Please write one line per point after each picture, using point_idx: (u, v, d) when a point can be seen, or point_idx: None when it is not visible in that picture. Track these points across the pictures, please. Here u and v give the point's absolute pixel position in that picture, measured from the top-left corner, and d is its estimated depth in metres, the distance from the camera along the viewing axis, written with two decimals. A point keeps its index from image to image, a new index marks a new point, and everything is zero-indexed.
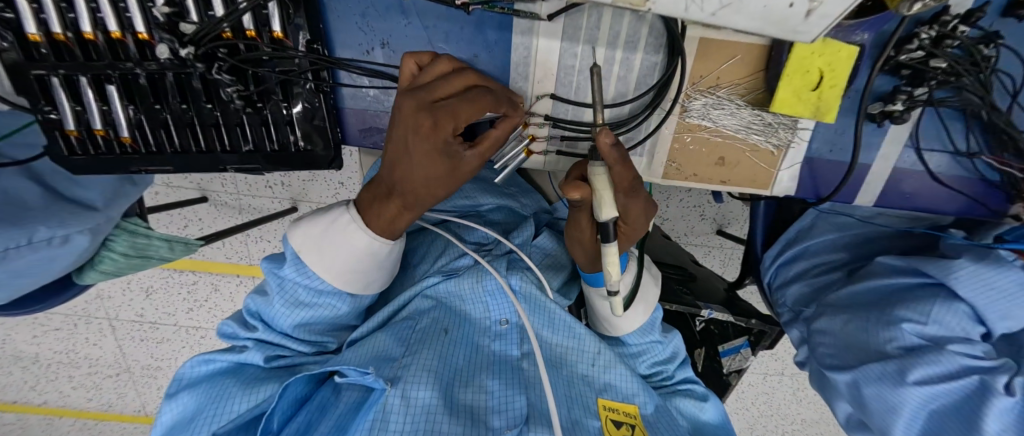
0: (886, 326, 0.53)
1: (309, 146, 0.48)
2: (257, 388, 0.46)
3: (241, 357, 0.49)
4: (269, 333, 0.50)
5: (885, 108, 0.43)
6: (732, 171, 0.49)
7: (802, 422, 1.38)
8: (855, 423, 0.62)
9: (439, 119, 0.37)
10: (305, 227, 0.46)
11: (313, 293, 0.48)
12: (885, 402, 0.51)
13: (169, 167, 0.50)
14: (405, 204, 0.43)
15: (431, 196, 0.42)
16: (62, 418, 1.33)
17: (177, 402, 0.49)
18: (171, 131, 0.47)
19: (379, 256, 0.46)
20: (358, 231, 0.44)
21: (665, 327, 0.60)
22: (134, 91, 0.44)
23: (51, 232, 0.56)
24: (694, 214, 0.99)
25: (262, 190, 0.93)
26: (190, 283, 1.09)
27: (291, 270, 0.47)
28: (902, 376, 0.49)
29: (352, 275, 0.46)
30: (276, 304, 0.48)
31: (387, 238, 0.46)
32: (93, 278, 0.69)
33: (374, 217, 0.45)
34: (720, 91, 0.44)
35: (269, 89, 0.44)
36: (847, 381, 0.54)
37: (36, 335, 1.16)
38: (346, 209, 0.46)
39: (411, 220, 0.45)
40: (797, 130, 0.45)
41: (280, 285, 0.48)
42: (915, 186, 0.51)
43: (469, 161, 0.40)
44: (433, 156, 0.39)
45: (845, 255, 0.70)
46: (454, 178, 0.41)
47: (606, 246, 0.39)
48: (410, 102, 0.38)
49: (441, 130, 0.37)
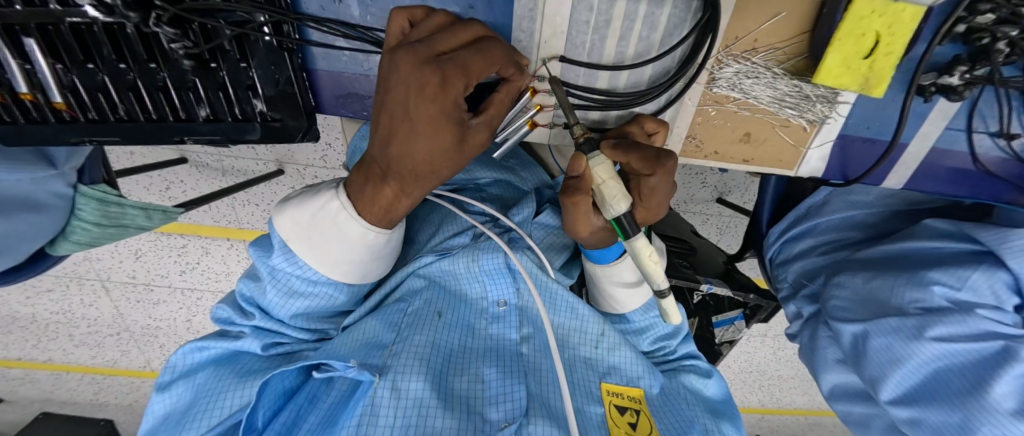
0: (916, 287, 0.51)
1: (278, 116, 0.43)
2: (250, 381, 0.43)
3: (237, 344, 0.46)
4: (267, 320, 0.46)
5: (938, 80, 0.38)
6: (758, 148, 0.45)
7: (779, 377, 1.42)
8: (840, 392, 0.62)
9: (448, 74, 0.31)
10: (293, 212, 0.41)
11: (308, 282, 0.43)
12: (890, 355, 0.50)
13: (116, 138, 0.44)
14: (403, 188, 0.38)
15: (433, 175, 0.37)
16: (70, 373, 1.33)
17: (171, 393, 0.46)
18: (111, 95, 0.41)
19: (374, 246, 0.42)
20: (350, 221, 0.39)
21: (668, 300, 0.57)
22: (61, 47, 0.37)
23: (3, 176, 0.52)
24: (696, 182, 0.93)
25: (244, 151, 0.86)
26: (181, 246, 1.03)
27: (280, 258, 0.42)
28: (921, 332, 0.48)
29: (346, 267, 0.42)
30: (269, 293, 0.43)
31: (381, 228, 0.41)
32: (67, 248, 0.64)
33: (371, 204, 0.39)
34: (756, 57, 0.38)
35: (222, 46, 0.37)
36: (857, 331, 0.53)
37: (29, 296, 1.12)
38: (335, 195, 0.40)
39: (409, 205, 0.40)
40: (836, 104, 0.40)
41: (273, 274, 0.43)
42: (952, 164, 0.46)
43: (476, 131, 0.36)
44: (439, 125, 0.33)
45: (860, 233, 0.66)
46: (461, 153, 0.36)
47: (635, 241, 0.34)
48: (406, 54, 0.31)
49: (450, 89, 0.32)
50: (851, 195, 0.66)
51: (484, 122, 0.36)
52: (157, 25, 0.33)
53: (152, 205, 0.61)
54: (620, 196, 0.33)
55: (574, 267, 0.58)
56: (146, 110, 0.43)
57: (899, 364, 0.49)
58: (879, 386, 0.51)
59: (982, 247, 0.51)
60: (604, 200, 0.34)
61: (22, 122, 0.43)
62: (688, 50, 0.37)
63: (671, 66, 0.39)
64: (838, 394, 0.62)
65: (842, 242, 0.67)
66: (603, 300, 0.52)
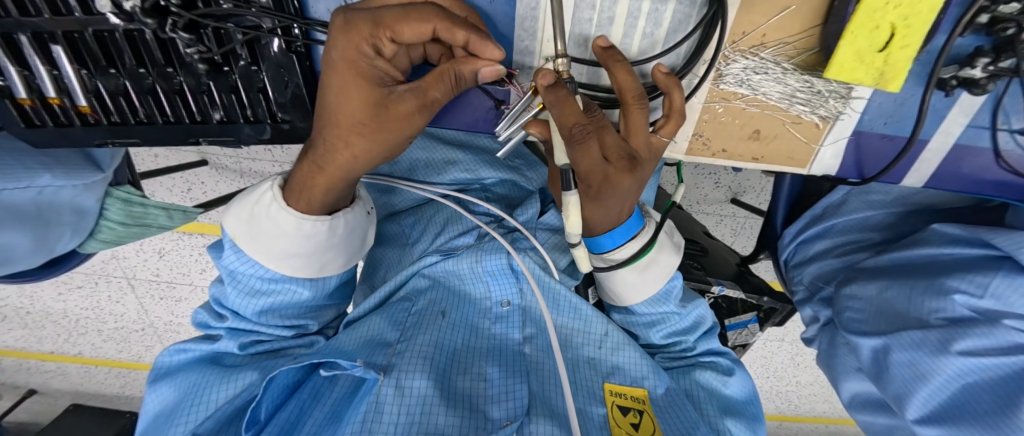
0: (935, 296, 0.49)
1: (288, 117, 0.44)
2: (235, 376, 0.44)
3: (214, 347, 0.47)
4: (237, 321, 0.47)
5: (960, 73, 0.36)
6: (767, 145, 0.44)
7: (798, 383, 1.39)
8: (860, 401, 0.60)
9: (351, 23, 0.31)
10: (237, 210, 0.43)
11: (268, 280, 0.45)
12: (913, 370, 0.48)
13: (135, 139, 0.46)
14: (320, 161, 0.38)
15: (348, 148, 0.36)
16: (98, 366, 1.39)
17: (157, 393, 0.47)
18: (131, 98, 0.43)
19: (318, 239, 0.43)
20: (281, 212, 0.41)
21: (687, 295, 0.55)
22: (86, 53, 0.39)
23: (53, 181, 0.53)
24: (709, 183, 0.91)
25: (262, 154, 0.88)
26: (201, 245, 1.06)
27: (234, 259, 0.44)
28: (945, 345, 0.46)
29: (293, 261, 0.43)
30: (230, 294, 0.45)
31: (318, 215, 0.43)
32: (95, 247, 0.66)
33: (302, 188, 0.41)
34: (764, 52, 0.37)
35: (235, 50, 0.38)
36: (876, 346, 0.52)
37: (61, 292, 1.17)
38: (272, 187, 0.42)
39: (330, 185, 0.40)
40: (850, 99, 0.39)
41: (232, 276, 0.45)
42: (978, 162, 0.44)
43: (397, 100, 0.33)
44: (346, 80, 0.33)
45: (879, 234, 0.64)
46: (377, 122, 0.34)
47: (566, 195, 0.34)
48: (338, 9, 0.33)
49: (352, 36, 0.32)
50: (869, 195, 0.64)
51: (412, 90, 0.33)
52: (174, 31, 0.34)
53: (172, 206, 0.63)
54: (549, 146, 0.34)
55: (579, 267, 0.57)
56: (164, 112, 0.44)
57: (924, 379, 0.47)
58: (903, 405, 0.49)
59: (998, 252, 0.48)
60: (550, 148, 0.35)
61: (50, 125, 0.45)
62: (694, 46, 0.37)
63: (677, 62, 0.39)
64: (857, 404, 0.60)
65: (860, 244, 0.65)
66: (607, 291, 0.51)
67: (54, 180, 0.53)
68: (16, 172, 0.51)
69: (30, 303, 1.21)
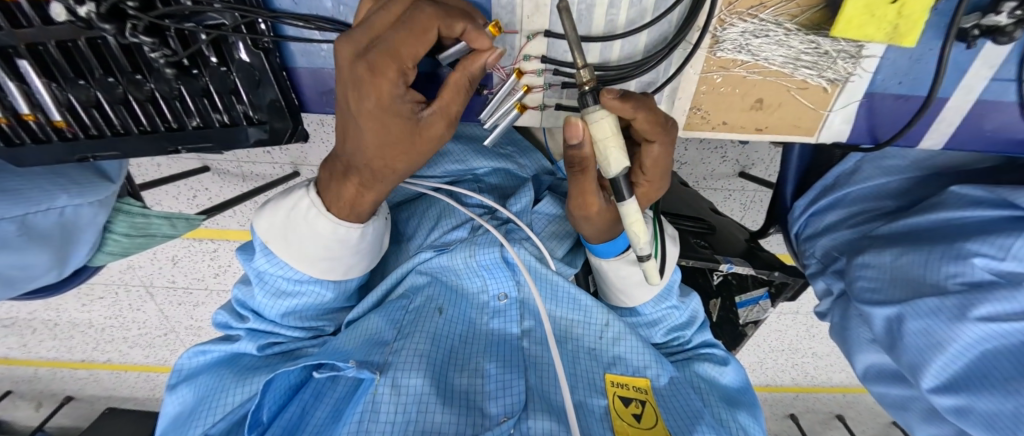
0: (953, 260, 0.46)
1: (263, 119, 0.43)
2: (245, 382, 0.43)
3: (233, 348, 0.46)
4: (260, 322, 0.46)
5: (984, 20, 0.33)
6: (772, 115, 0.41)
7: (815, 354, 1.37)
8: (875, 373, 0.58)
9: (376, 64, 0.29)
10: (270, 213, 0.41)
11: (294, 282, 0.44)
12: (930, 338, 0.46)
13: (115, 153, 0.45)
14: (363, 183, 0.37)
15: (391, 171, 0.36)
16: (128, 372, 1.43)
17: (177, 395, 0.47)
18: (104, 110, 0.41)
19: (350, 243, 0.42)
20: (319, 218, 0.39)
21: (682, 289, 0.54)
22: (52, 65, 0.37)
23: (70, 200, 0.52)
24: (716, 157, 0.88)
25: (261, 155, 0.87)
26: (212, 251, 1.07)
27: (263, 260, 0.43)
28: (964, 311, 0.44)
29: (324, 263, 0.42)
30: (258, 295, 0.44)
31: (352, 223, 0.40)
32: (104, 260, 0.65)
33: (349, 205, 0.39)
34: (764, 12, 0.34)
35: (201, 51, 0.36)
36: (889, 315, 0.49)
37: (85, 303, 1.19)
38: (306, 192, 0.40)
39: (375, 200, 0.39)
40: (861, 59, 0.36)
41: (261, 277, 0.44)
42: (1004, 117, 0.41)
43: (428, 122, 0.32)
44: (380, 118, 0.32)
45: (896, 201, 0.61)
46: (413, 145, 0.34)
47: (623, 204, 0.32)
48: (347, 44, 0.30)
49: (380, 79, 0.30)
50: (884, 160, 0.60)
51: (438, 110, 0.32)
52: (134, 35, 0.32)
53: (173, 214, 0.62)
54: (613, 161, 0.29)
55: (579, 256, 0.56)
56: (139, 122, 0.43)
57: (942, 347, 0.45)
58: (918, 375, 0.47)
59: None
60: (599, 161, 0.30)
61: (31, 142, 0.44)
62: (686, 11, 0.34)
63: (669, 31, 0.36)
64: (873, 375, 0.58)
65: (875, 213, 0.61)
66: (614, 293, 0.50)
67: (69, 200, 0.52)
68: (31, 193, 0.50)
69: (56, 315, 1.23)
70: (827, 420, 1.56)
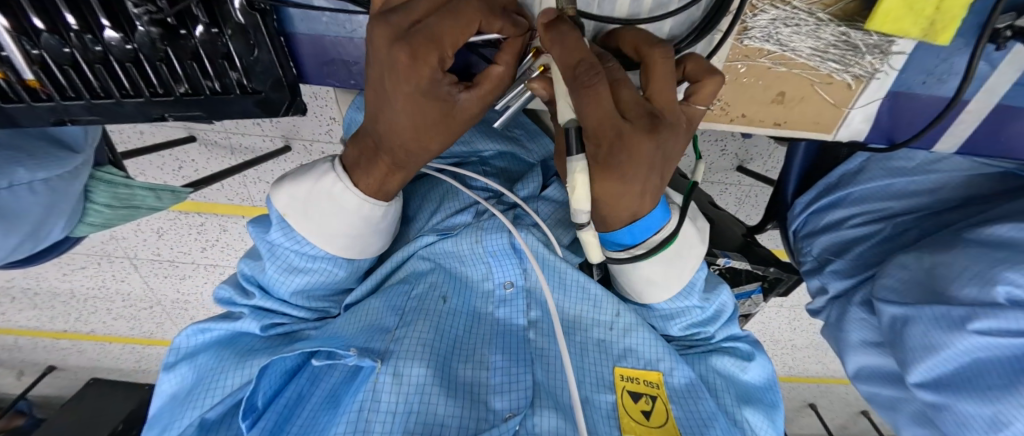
0: (957, 265, 0.46)
1: (259, 88, 0.41)
2: (246, 364, 0.41)
3: (235, 326, 0.45)
4: (265, 299, 0.45)
5: (1020, 20, 0.31)
6: (793, 109, 0.40)
7: (794, 347, 1.40)
8: (867, 373, 0.58)
9: (418, 49, 0.27)
10: (290, 186, 0.39)
11: (307, 257, 0.42)
12: (926, 342, 0.45)
13: (96, 117, 0.42)
14: (395, 162, 0.36)
15: (424, 151, 0.35)
16: (113, 343, 1.40)
17: (175, 374, 0.46)
18: (82, 71, 0.38)
19: (371, 220, 0.40)
20: (346, 193, 0.37)
21: (711, 281, 0.52)
22: (20, 18, 0.33)
23: (31, 175, 0.49)
24: (716, 150, 0.87)
25: (250, 128, 0.83)
26: (198, 224, 1.04)
27: (279, 234, 0.41)
28: (963, 323, 0.43)
29: (343, 240, 0.40)
30: (269, 270, 0.42)
31: (379, 200, 0.39)
32: (84, 230, 0.62)
33: (377, 182, 0.38)
34: (797, 0, 0.32)
35: (189, 9, 0.33)
36: (897, 314, 0.49)
37: (65, 273, 1.16)
38: (330, 168, 0.38)
39: (404, 178, 0.38)
40: (890, 55, 0.35)
41: (273, 252, 0.42)
42: (1020, 122, 0.40)
43: (466, 105, 0.31)
44: (419, 102, 0.30)
45: (899, 203, 0.60)
46: (447, 126, 0.33)
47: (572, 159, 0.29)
48: (383, 26, 0.28)
49: (421, 65, 0.28)
50: (891, 161, 0.60)
51: (474, 97, 0.31)
52: None
53: (158, 186, 0.59)
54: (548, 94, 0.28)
55: (584, 246, 0.54)
56: (122, 87, 0.40)
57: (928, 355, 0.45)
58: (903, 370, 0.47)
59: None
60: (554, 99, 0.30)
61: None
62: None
63: (696, 16, 0.34)
64: (864, 375, 0.58)
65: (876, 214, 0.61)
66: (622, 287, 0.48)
67: (30, 172, 0.49)
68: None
69: (35, 284, 1.20)
70: (800, 408, 1.62)
